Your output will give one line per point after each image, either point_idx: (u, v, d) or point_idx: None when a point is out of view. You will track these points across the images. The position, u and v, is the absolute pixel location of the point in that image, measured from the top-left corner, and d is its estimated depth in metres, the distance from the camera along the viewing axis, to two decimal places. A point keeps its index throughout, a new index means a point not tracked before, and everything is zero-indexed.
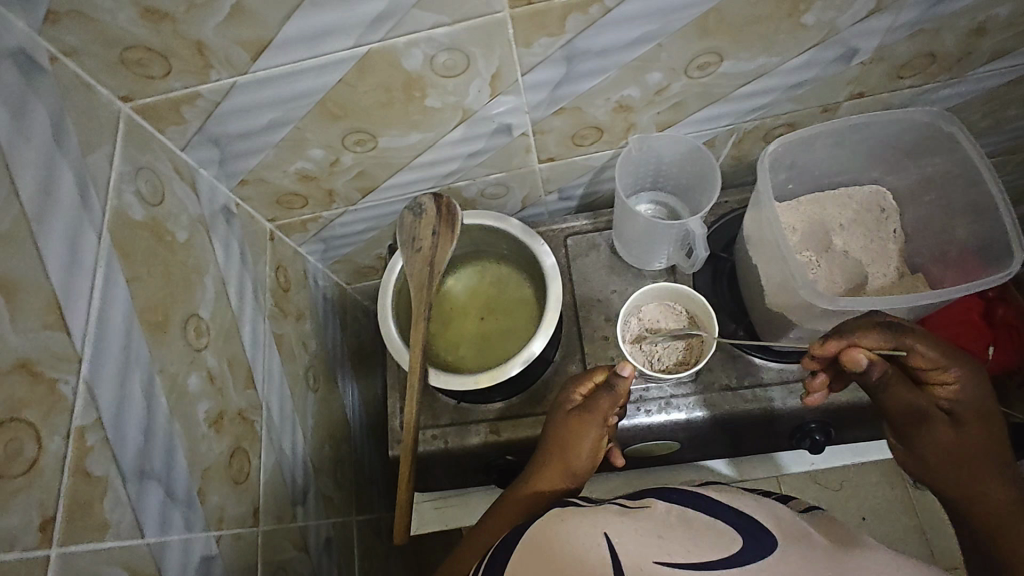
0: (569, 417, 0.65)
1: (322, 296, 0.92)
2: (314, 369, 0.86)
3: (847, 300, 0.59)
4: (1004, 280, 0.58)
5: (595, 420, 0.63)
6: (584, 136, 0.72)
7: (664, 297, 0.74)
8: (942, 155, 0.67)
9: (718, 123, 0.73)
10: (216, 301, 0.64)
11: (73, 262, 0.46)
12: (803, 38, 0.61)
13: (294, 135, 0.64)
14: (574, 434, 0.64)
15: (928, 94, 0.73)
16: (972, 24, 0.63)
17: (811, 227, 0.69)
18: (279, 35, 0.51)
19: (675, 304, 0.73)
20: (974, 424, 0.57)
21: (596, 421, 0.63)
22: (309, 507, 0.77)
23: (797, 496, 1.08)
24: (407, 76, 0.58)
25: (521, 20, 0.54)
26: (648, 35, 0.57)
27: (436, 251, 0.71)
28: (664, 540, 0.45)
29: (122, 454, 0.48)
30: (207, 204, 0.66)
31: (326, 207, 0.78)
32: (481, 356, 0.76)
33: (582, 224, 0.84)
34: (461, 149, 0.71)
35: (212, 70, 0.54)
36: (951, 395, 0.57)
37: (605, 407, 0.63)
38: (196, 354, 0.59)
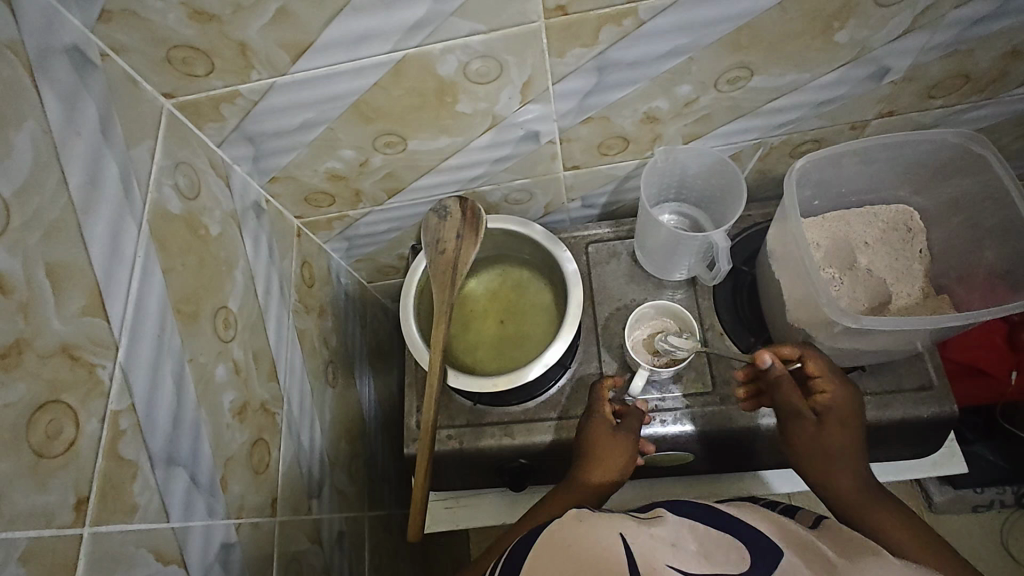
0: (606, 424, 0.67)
1: (344, 293, 0.94)
2: (333, 364, 0.87)
3: (870, 319, 0.59)
4: None
5: (629, 431, 0.67)
6: (610, 145, 0.72)
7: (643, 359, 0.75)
8: (972, 177, 0.66)
9: (744, 137, 0.73)
10: (244, 294, 0.65)
11: (114, 252, 0.48)
12: (834, 56, 0.61)
13: (327, 136, 0.65)
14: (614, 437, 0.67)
15: (960, 115, 0.73)
16: (1007, 46, 0.62)
17: (835, 245, 0.69)
18: (320, 38, 0.53)
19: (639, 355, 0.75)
20: (839, 428, 0.62)
21: (627, 427, 0.68)
22: (324, 500, 0.79)
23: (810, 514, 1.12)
24: (440, 82, 0.59)
25: (555, 30, 0.54)
26: (679, 48, 0.58)
27: (460, 253, 0.72)
28: (677, 550, 0.45)
29: (152, 439, 0.49)
30: (240, 199, 0.68)
31: (353, 206, 0.80)
32: (498, 359, 0.77)
33: (603, 233, 0.84)
34: (488, 154, 0.72)
35: (254, 71, 0.56)
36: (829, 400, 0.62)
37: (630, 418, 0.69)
38: (224, 346, 0.61)
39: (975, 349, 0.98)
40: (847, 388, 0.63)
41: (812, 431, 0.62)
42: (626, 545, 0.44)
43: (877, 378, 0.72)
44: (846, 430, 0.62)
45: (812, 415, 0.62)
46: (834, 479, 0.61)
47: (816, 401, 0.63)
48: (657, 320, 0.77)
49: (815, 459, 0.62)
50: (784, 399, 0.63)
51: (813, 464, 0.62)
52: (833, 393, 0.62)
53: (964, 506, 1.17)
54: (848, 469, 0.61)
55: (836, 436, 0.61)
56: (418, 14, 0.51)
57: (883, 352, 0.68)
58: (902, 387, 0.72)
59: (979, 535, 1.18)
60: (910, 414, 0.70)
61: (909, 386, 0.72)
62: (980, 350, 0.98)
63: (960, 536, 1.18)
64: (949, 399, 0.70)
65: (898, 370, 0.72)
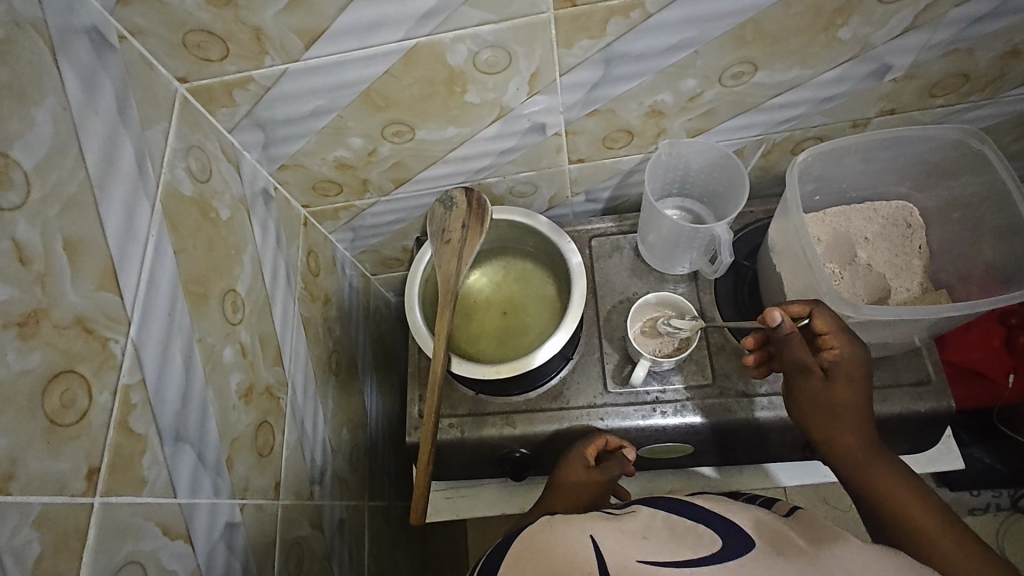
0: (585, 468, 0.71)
1: (348, 283, 0.94)
2: (336, 354, 0.88)
3: (870, 308, 0.61)
4: None
5: (607, 479, 0.71)
6: (615, 139, 0.73)
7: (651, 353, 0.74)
8: (970, 174, 0.67)
9: (747, 132, 0.74)
10: (252, 279, 0.66)
11: (128, 230, 0.49)
12: (837, 52, 0.62)
13: (336, 124, 0.66)
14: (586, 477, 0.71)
15: (960, 114, 0.74)
16: (1007, 45, 0.63)
17: (836, 240, 0.70)
18: (333, 25, 0.54)
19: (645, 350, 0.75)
20: (845, 384, 0.62)
21: (608, 476, 0.71)
22: (326, 487, 0.79)
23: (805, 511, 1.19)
24: (450, 71, 0.60)
25: (564, 21, 0.55)
26: (684, 42, 0.59)
27: (465, 242, 0.73)
28: (647, 541, 0.49)
29: (161, 415, 0.50)
30: (249, 185, 0.69)
31: (359, 196, 0.81)
32: (501, 349, 0.78)
33: (607, 227, 0.85)
34: (494, 145, 0.73)
35: (267, 57, 0.57)
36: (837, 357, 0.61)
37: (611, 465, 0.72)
38: (232, 328, 0.62)
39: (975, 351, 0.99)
40: (856, 342, 0.62)
41: (817, 389, 0.62)
42: (593, 542, 0.49)
43: (876, 372, 0.73)
44: (850, 387, 0.62)
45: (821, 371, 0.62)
46: (836, 438, 0.63)
47: (824, 357, 0.62)
48: (650, 312, 0.78)
49: (822, 414, 0.63)
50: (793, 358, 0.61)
51: (820, 419, 0.63)
52: (842, 349, 0.61)
53: (960, 508, 1.19)
54: (850, 428, 0.62)
55: (840, 394, 0.62)
56: (430, 2, 0.52)
57: (882, 345, 0.69)
58: (901, 381, 0.72)
59: None
60: (908, 408, 0.71)
61: (908, 380, 0.72)
62: (980, 352, 0.99)
63: None
64: (946, 394, 0.71)
65: (896, 364, 0.73)
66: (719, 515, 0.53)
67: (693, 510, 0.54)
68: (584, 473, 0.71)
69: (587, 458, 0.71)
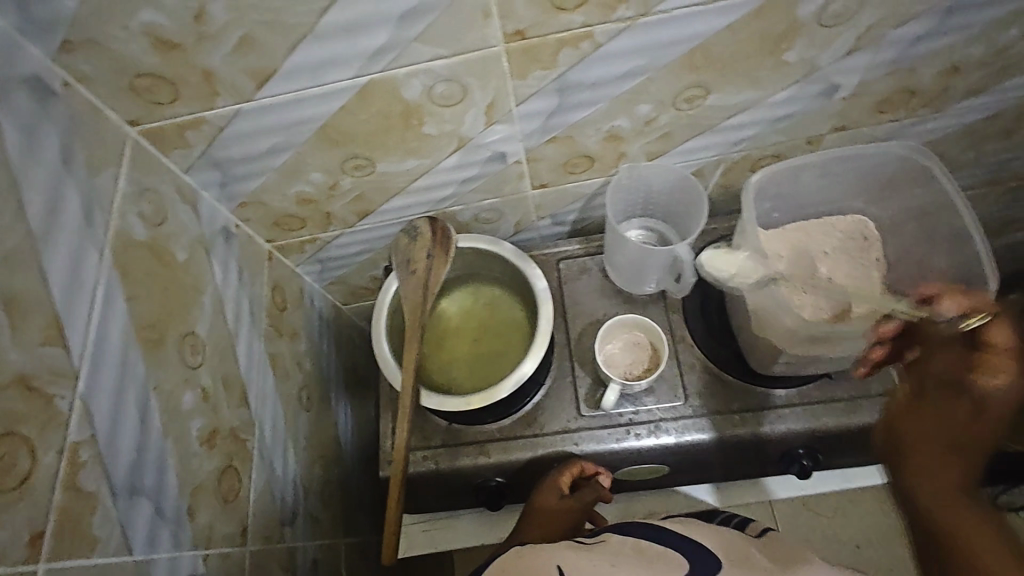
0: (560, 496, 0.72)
1: (318, 315, 0.93)
2: (307, 389, 0.86)
3: (825, 326, 0.62)
4: None
5: (583, 506, 0.72)
6: (576, 164, 0.74)
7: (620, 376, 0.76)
8: (920, 186, 0.69)
9: (706, 153, 0.75)
10: (213, 320, 0.65)
11: (75, 281, 0.48)
12: (786, 74, 0.63)
13: (294, 160, 0.66)
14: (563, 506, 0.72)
15: (909, 129, 0.76)
16: (947, 63, 0.65)
17: (796, 255, 0.71)
18: (284, 64, 0.54)
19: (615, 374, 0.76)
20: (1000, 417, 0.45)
21: (583, 503, 0.72)
22: (298, 528, 0.77)
23: (790, 522, 1.23)
24: (406, 105, 0.60)
25: (515, 54, 0.56)
26: (637, 69, 0.60)
27: (431, 273, 0.72)
28: (616, 568, 0.53)
29: (114, 470, 0.48)
30: (208, 224, 0.68)
31: (323, 229, 0.80)
32: (472, 377, 0.77)
33: (574, 249, 0.86)
34: (456, 175, 0.73)
35: (218, 97, 0.56)
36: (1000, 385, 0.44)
37: (587, 492, 0.73)
38: (191, 372, 0.60)
39: None
40: None
41: (904, 405, 0.50)
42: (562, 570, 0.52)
43: (842, 384, 0.74)
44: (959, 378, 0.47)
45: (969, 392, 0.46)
46: (936, 472, 0.47)
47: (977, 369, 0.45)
48: (620, 334, 0.79)
49: (952, 443, 0.47)
50: (939, 360, 0.49)
51: (936, 447, 0.47)
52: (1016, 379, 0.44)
53: None
54: (962, 463, 0.46)
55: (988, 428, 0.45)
56: (380, 40, 0.53)
57: (847, 358, 0.69)
58: (868, 392, 0.73)
59: None
60: (876, 419, 0.72)
61: (874, 391, 0.73)
62: None
63: None
64: None
65: (862, 375, 0.74)
66: (688, 539, 0.58)
67: (661, 535, 0.60)
68: (561, 500, 0.72)
69: (562, 485, 0.72)
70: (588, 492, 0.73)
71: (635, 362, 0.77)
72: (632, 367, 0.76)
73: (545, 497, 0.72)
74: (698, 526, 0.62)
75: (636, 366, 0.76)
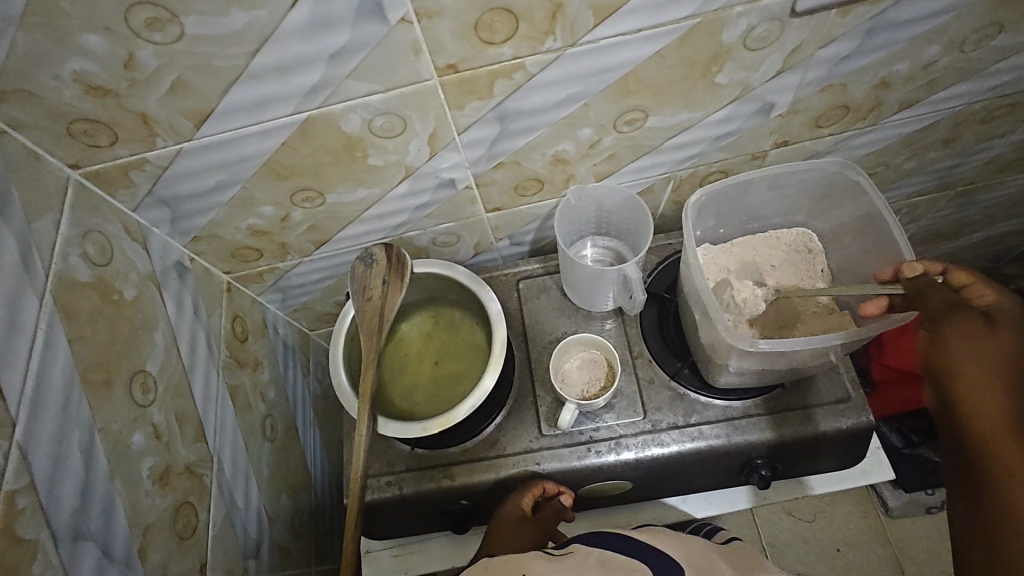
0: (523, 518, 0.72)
1: (283, 343, 0.93)
2: (272, 418, 0.86)
3: (765, 342, 0.63)
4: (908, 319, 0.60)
5: (545, 527, 0.73)
6: (526, 187, 0.75)
7: (576, 394, 0.77)
8: (855, 201, 0.70)
9: (653, 171, 0.76)
10: (165, 356, 0.65)
11: (10, 328, 0.48)
12: (721, 94, 0.65)
13: (243, 194, 0.67)
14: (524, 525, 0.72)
15: (850, 141, 0.78)
16: (876, 79, 0.68)
17: (744, 269, 0.73)
18: (220, 105, 0.55)
19: (572, 392, 0.77)
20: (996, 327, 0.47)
21: (544, 522, 0.73)
22: (263, 560, 0.77)
23: (772, 529, 1.24)
24: (347, 138, 0.61)
25: (450, 87, 0.57)
26: (573, 95, 0.61)
27: (387, 299, 0.73)
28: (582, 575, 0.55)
29: (56, 515, 0.48)
30: (159, 261, 0.68)
31: (281, 259, 0.80)
32: (433, 401, 0.77)
33: (533, 269, 0.87)
34: (408, 202, 0.74)
35: (158, 138, 0.57)
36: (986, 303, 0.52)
37: (548, 513, 0.74)
38: (142, 411, 0.60)
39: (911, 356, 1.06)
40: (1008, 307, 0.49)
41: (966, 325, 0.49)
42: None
43: (797, 393, 0.75)
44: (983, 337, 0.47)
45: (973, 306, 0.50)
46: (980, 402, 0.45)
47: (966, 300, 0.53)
48: (574, 354, 0.80)
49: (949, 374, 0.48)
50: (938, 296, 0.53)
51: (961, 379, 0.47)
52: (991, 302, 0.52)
53: (917, 509, 1.21)
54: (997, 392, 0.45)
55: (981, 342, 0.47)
56: (313, 78, 0.54)
57: (797, 368, 0.71)
58: (821, 401, 0.74)
59: (933, 536, 1.21)
60: (830, 427, 0.73)
61: (828, 399, 0.74)
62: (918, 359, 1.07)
63: (916, 538, 1.21)
64: (865, 409, 0.73)
65: (816, 383, 0.75)
66: (648, 546, 0.60)
67: (622, 544, 0.60)
68: (524, 519, 0.72)
69: (524, 506, 0.73)
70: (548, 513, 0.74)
71: (591, 381, 0.78)
72: (589, 385, 0.77)
73: (507, 519, 0.73)
74: (663, 533, 0.63)
75: (592, 385, 0.77)
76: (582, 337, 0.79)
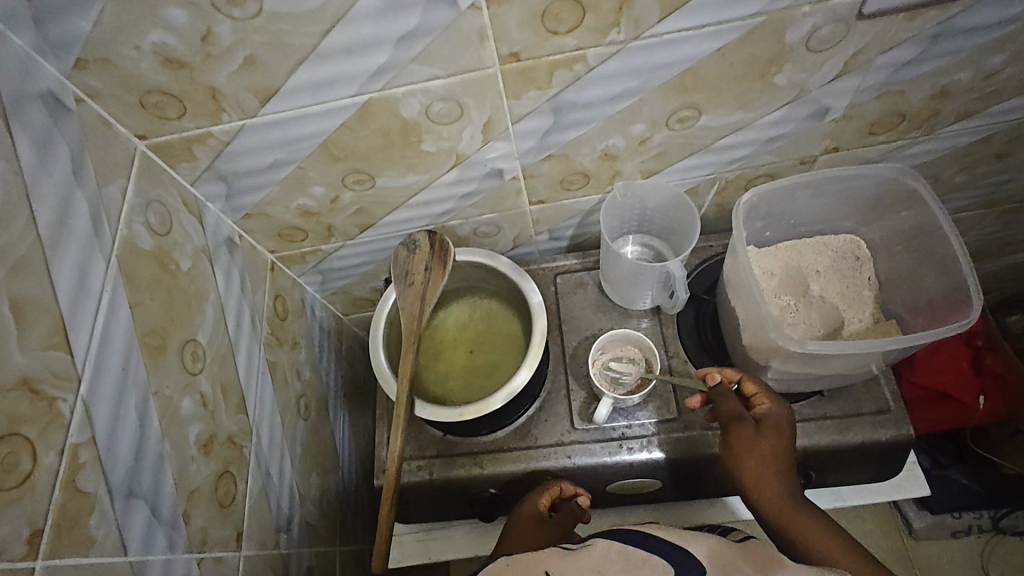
0: (532, 522, 0.71)
1: (319, 325, 0.95)
2: (306, 397, 0.87)
3: (814, 343, 0.62)
4: (967, 326, 0.60)
5: (560, 527, 0.71)
6: (572, 181, 0.75)
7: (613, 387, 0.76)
8: (909, 209, 0.70)
9: (700, 172, 0.76)
10: (214, 327, 0.67)
11: (80, 287, 0.49)
12: (776, 96, 0.65)
13: (297, 174, 0.68)
14: (534, 529, 0.71)
15: (901, 151, 0.77)
16: (935, 87, 0.67)
17: (789, 274, 0.72)
18: (286, 84, 0.56)
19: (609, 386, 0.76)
20: (772, 434, 0.64)
21: (561, 526, 0.71)
22: (293, 535, 0.78)
23: None
24: (405, 122, 0.62)
25: (511, 75, 0.58)
26: (629, 90, 0.62)
27: (428, 285, 0.74)
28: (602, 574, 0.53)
29: (112, 472, 0.50)
30: (212, 234, 0.70)
31: (325, 241, 0.82)
32: (468, 388, 0.78)
33: (571, 264, 0.87)
34: (455, 190, 0.74)
35: (224, 114, 0.59)
36: (764, 409, 0.67)
37: (567, 520, 0.72)
38: (192, 378, 0.62)
39: (941, 372, 1.06)
40: (782, 401, 0.67)
41: (747, 432, 0.65)
42: None
43: (836, 402, 0.74)
44: (780, 442, 0.64)
45: (750, 419, 0.66)
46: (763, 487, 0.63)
47: (756, 410, 0.67)
48: (616, 349, 0.79)
49: (751, 464, 0.64)
50: (727, 407, 0.67)
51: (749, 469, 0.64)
52: (768, 405, 0.67)
53: (942, 532, 1.19)
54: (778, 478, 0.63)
55: (767, 442, 0.64)
56: (379, 60, 0.55)
57: (840, 375, 0.70)
58: (860, 411, 0.73)
59: (956, 561, 1.20)
60: (868, 438, 0.72)
61: (867, 410, 0.73)
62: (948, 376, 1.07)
63: (938, 562, 1.20)
64: (905, 422, 0.72)
65: (858, 394, 0.74)
66: (675, 543, 0.57)
67: (649, 541, 0.58)
68: (537, 521, 0.71)
69: (540, 506, 0.72)
70: (567, 518, 0.72)
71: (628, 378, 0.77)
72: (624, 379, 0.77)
73: (520, 520, 0.72)
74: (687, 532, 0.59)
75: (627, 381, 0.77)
76: (623, 336, 0.79)
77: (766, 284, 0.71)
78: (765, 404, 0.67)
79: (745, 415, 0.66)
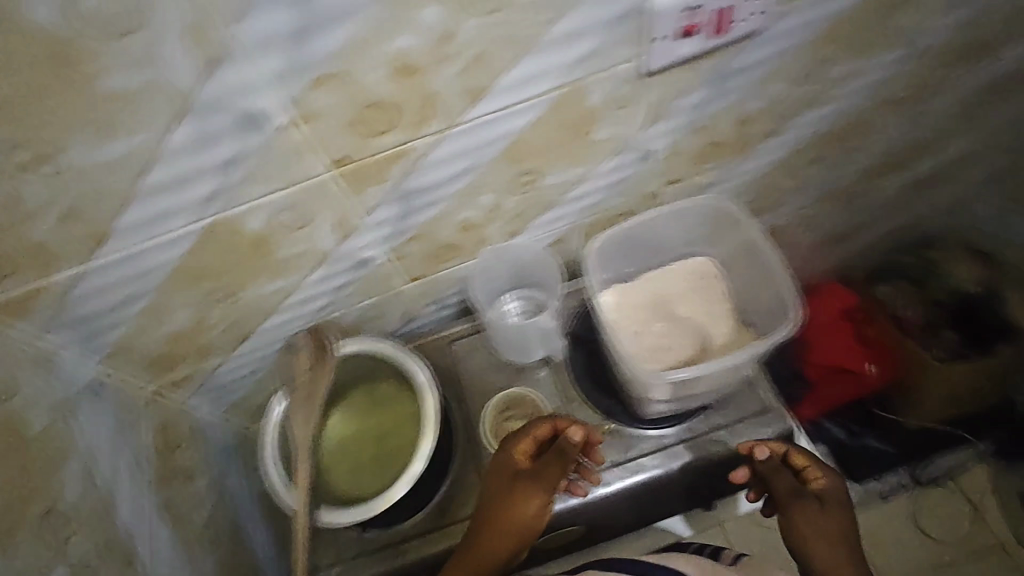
0: (519, 475, 0.72)
1: (220, 444, 0.90)
2: (214, 526, 0.82)
3: (672, 375, 0.70)
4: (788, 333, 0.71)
5: (555, 469, 0.71)
6: (440, 255, 0.78)
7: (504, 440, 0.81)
8: (736, 230, 0.78)
9: (559, 223, 0.81)
10: (85, 484, 0.62)
11: None
12: (602, 149, 0.71)
13: (153, 304, 0.66)
14: (528, 485, 0.71)
15: (729, 172, 0.86)
16: (736, 117, 0.75)
17: (652, 304, 0.79)
18: (114, 225, 0.55)
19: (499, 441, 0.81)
20: (835, 512, 0.69)
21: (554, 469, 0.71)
22: None
23: None
24: (252, 236, 0.63)
25: (346, 177, 0.60)
26: (465, 168, 0.65)
27: (314, 385, 0.73)
28: None
29: None
30: (71, 384, 0.66)
31: (205, 360, 0.79)
32: (376, 481, 0.76)
33: (462, 329, 0.88)
34: (326, 286, 0.75)
35: (54, 265, 0.57)
36: (820, 484, 0.71)
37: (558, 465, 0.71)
38: (62, 548, 0.57)
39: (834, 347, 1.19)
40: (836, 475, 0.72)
41: (812, 510, 0.69)
42: None
43: (720, 412, 0.80)
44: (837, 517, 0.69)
45: (813, 498, 0.70)
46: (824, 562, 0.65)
47: (814, 484, 0.71)
48: (510, 401, 0.84)
49: (816, 537, 0.67)
50: (778, 479, 0.72)
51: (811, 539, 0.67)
52: (825, 480, 0.71)
53: (874, 497, 1.26)
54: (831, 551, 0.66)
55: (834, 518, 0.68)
56: (207, 187, 0.55)
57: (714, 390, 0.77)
58: (742, 416, 0.80)
59: (898, 520, 1.26)
60: (751, 439, 0.78)
61: (747, 413, 0.79)
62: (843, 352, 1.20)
63: (883, 528, 1.25)
64: (782, 417, 0.79)
65: (737, 401, 0.80)
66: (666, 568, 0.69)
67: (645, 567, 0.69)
68: (528, 468, 0.72)
69: (523, 453, 0.72)
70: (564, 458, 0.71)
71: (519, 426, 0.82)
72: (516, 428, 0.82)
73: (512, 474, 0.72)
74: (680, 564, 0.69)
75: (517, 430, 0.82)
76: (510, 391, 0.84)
77: (634, 320, 0.78)
78: (820, 478, 0.71)
79: (806, 492, 0.71)
